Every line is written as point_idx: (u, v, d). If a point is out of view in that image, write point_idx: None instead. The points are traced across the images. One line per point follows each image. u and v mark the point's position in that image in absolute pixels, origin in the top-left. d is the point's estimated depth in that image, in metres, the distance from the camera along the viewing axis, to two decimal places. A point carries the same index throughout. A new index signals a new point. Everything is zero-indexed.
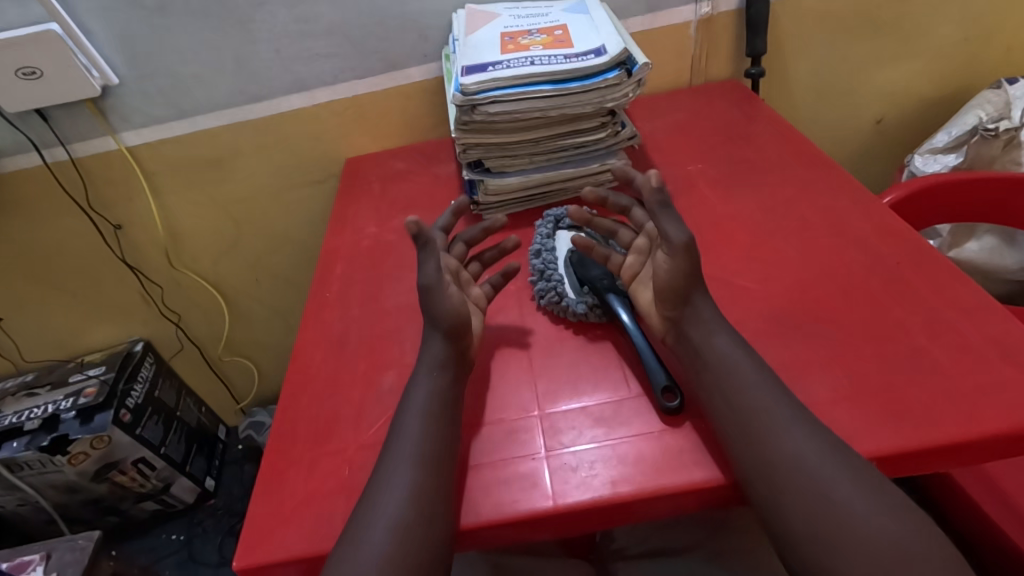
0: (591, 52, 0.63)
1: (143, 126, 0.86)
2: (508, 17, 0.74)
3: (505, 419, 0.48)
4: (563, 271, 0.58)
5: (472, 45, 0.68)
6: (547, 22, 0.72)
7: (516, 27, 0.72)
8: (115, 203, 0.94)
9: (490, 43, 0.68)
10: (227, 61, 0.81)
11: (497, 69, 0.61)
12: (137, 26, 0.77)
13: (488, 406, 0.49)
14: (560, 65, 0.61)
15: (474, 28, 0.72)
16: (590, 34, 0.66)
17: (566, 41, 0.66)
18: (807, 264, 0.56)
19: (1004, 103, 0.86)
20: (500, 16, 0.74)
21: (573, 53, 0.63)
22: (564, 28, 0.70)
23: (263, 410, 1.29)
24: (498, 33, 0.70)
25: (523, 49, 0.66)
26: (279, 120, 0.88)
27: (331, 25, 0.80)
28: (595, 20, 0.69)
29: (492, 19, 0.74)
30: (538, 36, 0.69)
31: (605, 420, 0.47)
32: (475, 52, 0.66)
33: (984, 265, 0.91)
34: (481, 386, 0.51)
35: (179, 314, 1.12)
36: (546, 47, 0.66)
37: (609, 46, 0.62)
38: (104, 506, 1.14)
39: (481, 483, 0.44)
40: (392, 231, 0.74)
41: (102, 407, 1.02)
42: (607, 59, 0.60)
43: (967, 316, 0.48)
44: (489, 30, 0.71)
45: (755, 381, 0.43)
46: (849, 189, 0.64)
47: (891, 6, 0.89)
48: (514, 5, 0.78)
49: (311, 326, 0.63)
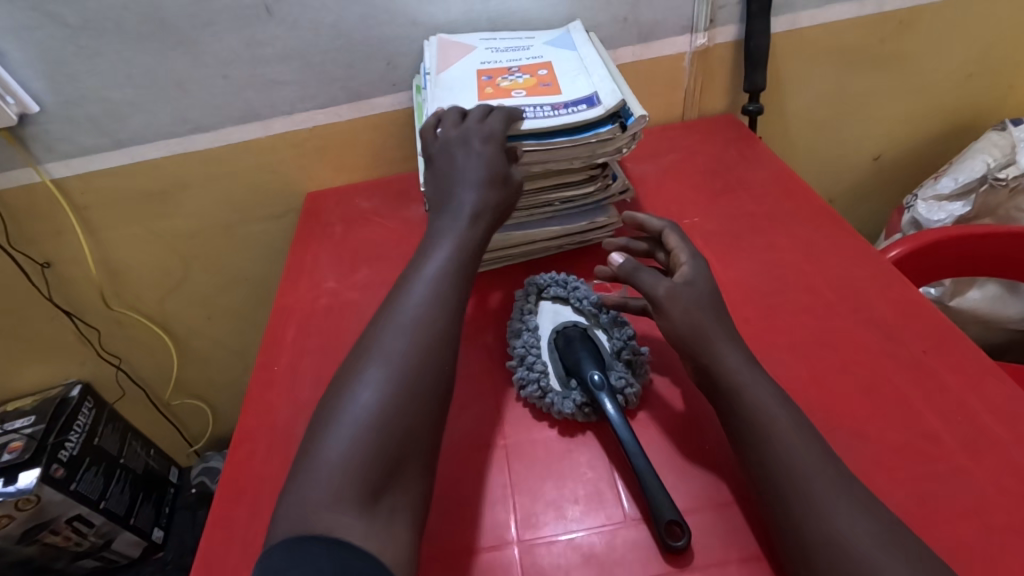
0: (581, 101, 0.56)
1: (71, 157, 0.76)
2: (485, 50, 0.67)
3: (480, 552, 0.40)
4: (548, 357, 0.50)
5: (445, 87, 0.61)
6: (528, 58, 0.65)
7: (494, 63, 0.64)
8: (42, 238, 0.83)
9: (466, 87, 0.61)
10: (168, 87, 0.72)
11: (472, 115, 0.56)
12: (60, 47, 0.67)
13: (458, 535, 0.41)
14: (546, 117, 0.55)
15: (446, 63, 0.65)
16: (578, 78, 0.59)
17: (551, 85, 0.60)
18: (821, 348, 0.50)
19: (1010, 147, 0.82)
20: (476, 50, 0.66)
21: (559, 102, 0.57)
22: (548, 67, 0.63)
23: (218, 455, 1.20)
24: (474, 71, 0.63)
25: (503, 95, 0.59)
26: (228, 151, 0.78)
27: (287, 50, 0.71)
28: (584, 59, 0.62)
29: (465, 51, 0.67)
30: (520, 77, 0.62)
31: (594, 554, 0.39)
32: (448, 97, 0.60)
33: (987, 314, 0.87)
34: (452, 501, 0.43)
35: (121, 355, 1.01)
36: (530, 92, 0.59)
37: (601, 95, 0.56)
38: (35, 566, 1.02)
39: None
40: (353, 287, 0.65)
41: (29, 464, 0.92)
42: (600, 110, 0.54)
43: (1009, 424, 0.43)
44: (464, 66, 0.64)
45: (770, 392, 0.42)
46: (863, 255, 0.58)
47: (896, 40, 0.83)
48: (489, 34, 0.70)
49: (254, 410, 0.54)
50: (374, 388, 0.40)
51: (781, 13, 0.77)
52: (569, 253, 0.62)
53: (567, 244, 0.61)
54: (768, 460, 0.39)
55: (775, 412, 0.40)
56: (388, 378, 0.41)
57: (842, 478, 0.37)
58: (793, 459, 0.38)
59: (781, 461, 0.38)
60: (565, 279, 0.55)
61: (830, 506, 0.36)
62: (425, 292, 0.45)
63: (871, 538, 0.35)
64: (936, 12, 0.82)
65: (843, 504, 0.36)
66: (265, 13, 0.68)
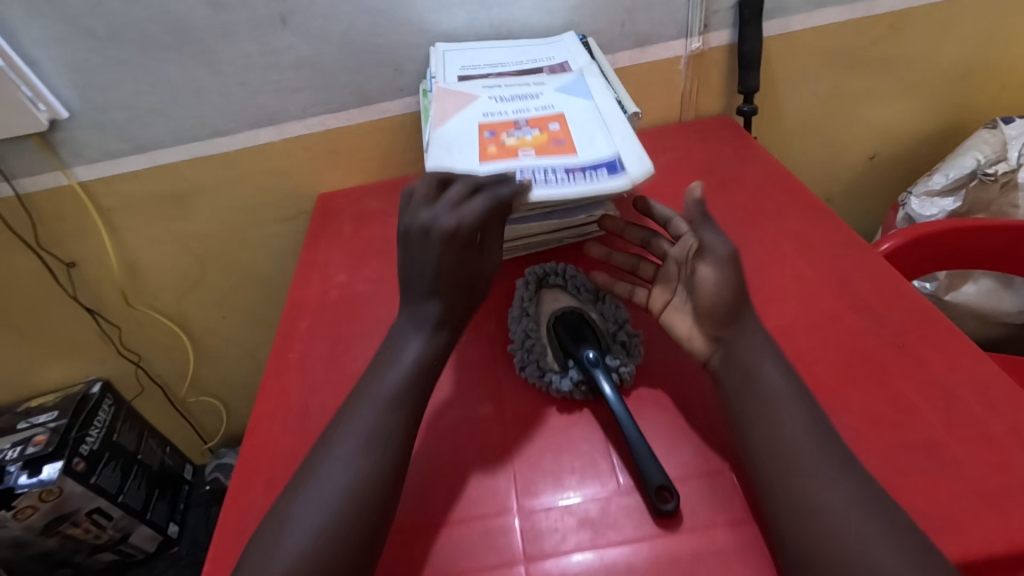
0: (601, 164, 0.58)
1: (97, 161, 0.80)
2: (489, 99, 0.67)
3: (481, 519, 0.43)
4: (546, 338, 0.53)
5: (451, 142, 0.61)
6: (537, 109, 0.65)
7: (497, 115, 0.65)
8: (67, 239, 0.87)
9: (472, 144, 0.61)
10: (188, 94, 0.76)
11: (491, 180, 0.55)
12: (88, 57, 0.71)
13: (461, 506, 0.44)
14: (566, 183, 0.56)
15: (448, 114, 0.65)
16: (593, 139, 0.61)
17: (564, 142, 0.61)
18: (809, 332, 0.52)
19: (1000, 144, 0.84)
20: (477, 99, 0.66)
21: (577, 164, 0.58)
22: (556, 121, 0.64)
23: (230, 451, 1.24)
24: (478, 124, 0.63)
25: (511, 156, 0.59)
26: (244, 154, 0.82)
27: (300, 57, 0.75)
28: (597, 114, 0.64)
29: (468, 99, 0.66)
30: (530, 132, 0.63)
31: (592, 516, 0.42)
32: (455, 154, 0.60)
33: (982, 308, 0.89)
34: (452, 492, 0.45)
35: (139, 353, 1.05)
36: (542, 152, 0.60)
37: (620, 161, 0.58)
38: (55, 560, 1.05)
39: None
40: (363, 280, 0.69)
41: (52, 457, 0.95)
42: (626, 181, 0.56)
43: (986, 398, 0.45)
44: (467, 119, 0.64)
45: (777, 370, 0.45)
46: (850, 245, 0.60)
47: (886, 43, 0.86)
48: (494, 81, 0.69)
49: (270, 394, 0.57)
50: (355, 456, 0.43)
51: (772, 17, 0.80)
52: (569, 244, 0.65)
53: (566, 236, 0.64)
54: (772, 438, 0.41)
55: (773, 395, 0.43)
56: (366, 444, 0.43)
57: (820, 455, 0.40)
58: (786, 438, 0.41)
59: (778, 439, 0.41)
60: (563, 268, 0.58)
61: (823, 517, 0.37)
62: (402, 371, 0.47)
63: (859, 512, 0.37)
64: (924, 16, 0.84)
65: (833, 478, 0.39)
66: (280, 23, 0.72)
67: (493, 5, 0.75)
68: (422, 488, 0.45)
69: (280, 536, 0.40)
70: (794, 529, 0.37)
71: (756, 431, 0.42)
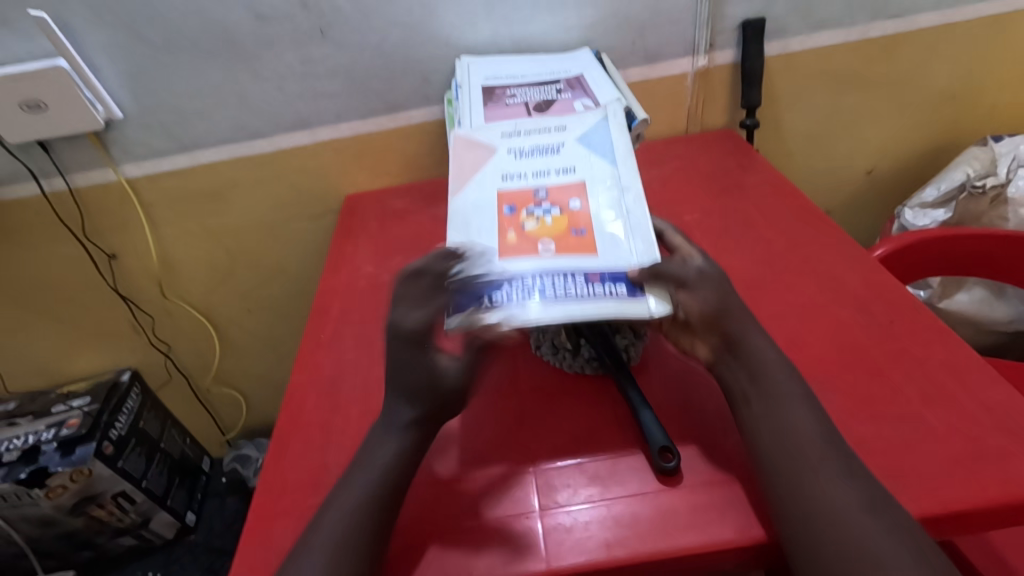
0: (620, 279, 0.50)
1: (144, 158, 0.86)
2: (507, 154, 0.62)
3: (501, 475, 0.48)
4: None
5: (461, 218, 0.56)
6: (558, 172, 0.60)
7: (516, 181, 0.59)
8: (111, 232, 0.93)
9: (485, 221, 0.56)
10: (232, 99, 0.82)
11: (493, 303, 0.49)
12: (144, 63, 0.78)
13: (483, 467, 0.49)
14: (580, 299, 0.48)
15: (463, 179, 0.61)
16: (616, 234, 0.54)
17: (585, 233, 0.54)
18: (801, 321, 0.57)
19: (990, 160, 0.89)
20: (496, 155, 0.62)
21: (596, 270, 0.51)
22: (580, 198, 0.57)
23: (250, 443, 1.26)
24: (495, 194, 0.58)
25: (528, 252, 0.53)
26: (279, 156, 0.88)
27: (336, 66, 0.81)
28: (620, 187, 0.57)
29: (486, 158, 0.62)
30: (549, 212, 0.56)
31: (598, 475, 0.47)
32: (466, 236, 0.55)
33: (976, 316, 0.92)
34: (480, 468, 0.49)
35: (169, 343, 1.10)
36: (561, 247, 0.53)
37: (643, 277, 0.50)
38: (79, 540, 1.10)
39: (446, 542, 0.44)
40: (389, 271, 0.74)
41: (84, 439, 1.00)
42: (643, 308, 0.47)
43: (962, 379, 0.49)
44: (483, 186, 0.59)
45: (781, 360, 0.49)
46: (842, 245, 0.65)
47: (881, 64, 0.91)
48: (514, 126, 0.65)
49: (304, 369, 0.62)
50: (379, 447, 0.47)
51: (774, 38, 0.86)
52: None
53: None
54: (760, 410, 0.46)
55: (771, 377, 0.47)
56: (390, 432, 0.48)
57: (805, 419, 0.45)
58: (778, 410, 0.46)
59: (770, 411, 0.46)
60: None
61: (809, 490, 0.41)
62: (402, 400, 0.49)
63: (842, 471, 0.42)
64: (918, 39, 0.90)
65: (819, 447, 0.43)
66: (319, 35, 0.79)
67: (515, 22, 0.81)
68: (444, 452, 0.50)
69: (323, 514, 0.45)
70: (784, 488, 0.42)
71: (756, 424, 0.46)
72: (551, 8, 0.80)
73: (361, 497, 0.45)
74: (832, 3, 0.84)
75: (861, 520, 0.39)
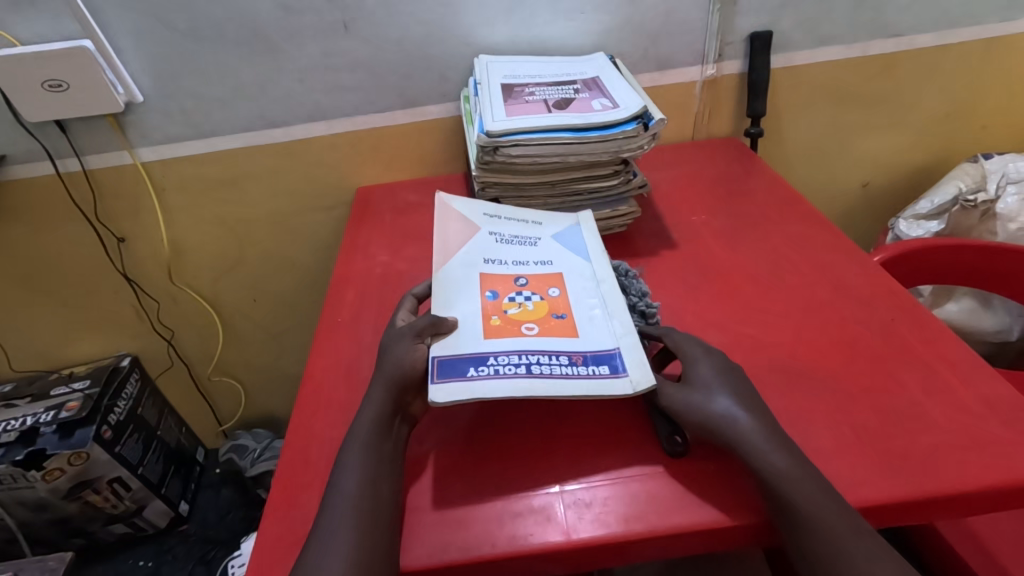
0: (602, 360, 0.51)
1: (160, 143, 0.87)
2: (490, 237, 0.65)
3: (518, 456, 0.50)
4: None
5: (447, 290, 0.58)
6: (537, 264, 0.63)
7: (495, 265, 0.62)
8: (122, 215, 0.93)
9: (470, 296, 0.57)
10: (252, 87, 0.84)
11: (481, 375, 0.48)
12: (168, 49, 0.79)
13: (499, 447, 0.51)
14: (565, 377, 0.49)
15: (447, 256, 0.62)
16: (594, 316, 0.56)
17: (565, 317, 0.56)
18: (805, 318, 0.60)
19: (981, 176, 0.93)
20: (479, 238, 0.65)
21: (578, 351, 0.52)
22: (558, 287, 0.60)
23: (247, 434, 1.25)
24: (477, 272, 0.60)
25: (513, 332, 0.54)
26: (295, 146, 0.90)
27: (356, 60, 0.83)
28: (596, 281, 0.60)
29: (468, 240, 0.65)
30: (529, 298, 0.58)
31: (594, 456, 0.50)
32: (454, 306, 0.56)
33: (965, 325, 0.96)
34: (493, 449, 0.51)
35: (171, 330, 1.10)
36: (544, 329, 0.54)
37: (624, 358, 0.51)
38: (72, 527, 1.09)
39: (457, 516, 0.46)
40: (403, 261, 0.75)
41: (83, 422, 0.99)
42: (626, 386, 0.48)
43: (959, 374, 0.52)
44: (466, 264, 0.61)
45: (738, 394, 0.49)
46: (845, 249, 0.68)
47: (879, 81, 0.95)
48: (494, 208, 0.69)
49: (322, 351, 0.63)
50: (378, 425, 0.48)
51: (780, 51, 0.90)
52: None
53: None
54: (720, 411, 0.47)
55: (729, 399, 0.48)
56: (388, 413, 0.49)
57: None
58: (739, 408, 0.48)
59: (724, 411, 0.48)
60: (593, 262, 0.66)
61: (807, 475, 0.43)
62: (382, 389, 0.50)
63: None
64: (914, 58, 0.94)
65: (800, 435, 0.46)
66: (342, 28, 0.80)
67: (532, 24, 0.84)
68: (450, 436, 0.52)
69: (340, 486, 0.46)
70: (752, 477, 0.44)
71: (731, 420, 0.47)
72: (568, 13, 0.83)
73: (378, 467, 0.46)
74: (835, 20, 0.88)
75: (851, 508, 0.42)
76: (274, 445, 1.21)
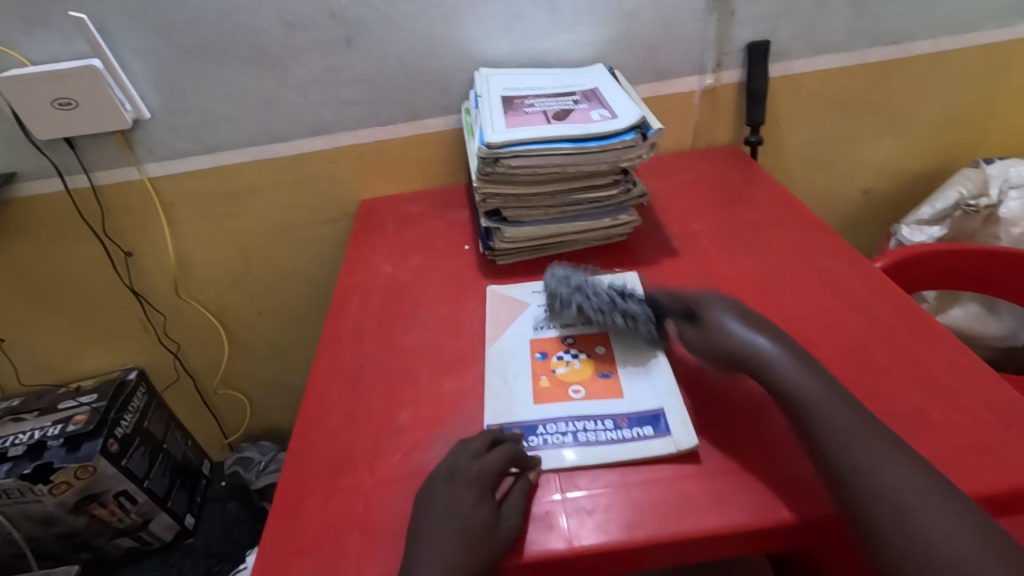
0: (645, 420, 0.52)
1: (167, 159, 0.88)
2: (539, 308, 0.67)
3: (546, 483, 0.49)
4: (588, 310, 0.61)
5: (498, 362, 0.60)
6: (583, 324, 0.64)
7: (545, 329, 0.64)
8: (130, 230, 0.95)
9: (520, 364, 0.60)
10: (257, 103, 0.85)
11: (533, 447, 0.51)
12: (174, 67, 0.81)
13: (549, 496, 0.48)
14: (611, 443, 0.51)
15: (501, 328, 0.65)
16: (638, 375, 0.57)
17: (611, 376, 0.57)
18: (803, 323, 0.60)
19: (984, 182, 0.93)
20: (528, 306, 0.67)
21: (624, 413, 0.53)
22: (604, 344, 0.61)
23: (252, 446, 1.25)
24: (527, 339, 0.63)
25: (562, 399, 0.56)
26: (299, 160, 0.91)
27: (359, 75, 0.84)
28: (640, 339, 0.61)
29: (520, 310, 0.67)
30: (577, 357, 0.60)
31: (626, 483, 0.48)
32: (505, 378, 0.58)
33: (971, 331, 0.95)
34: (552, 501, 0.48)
35: (178, 343, 1.11)
36: (589, 392, 0.56)
37: (669, 418, 0.52)
38: (78, 540, 1.10)
39: None
40: (406, 271, 0.76)
41: (91, 436, 1.00)
42: (669, 445, 0.50)
43: (962, 379, 0.52)
44: (517, 333, 0.64)
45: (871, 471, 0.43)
46: (846, 255, 0.68)
47: (878, 88, 0.96)
48: (542, 281, 0.71)
49: (325, 361, 0.64)
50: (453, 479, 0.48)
51: (777, 60, 0.90)
52: (595, 246, 0.76)
53: (594, 239, 0.75)
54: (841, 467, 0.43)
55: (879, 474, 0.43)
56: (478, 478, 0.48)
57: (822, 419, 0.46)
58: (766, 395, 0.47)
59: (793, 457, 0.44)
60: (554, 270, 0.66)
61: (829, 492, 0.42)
62: (489, 457, 0.49)
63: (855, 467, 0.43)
64: (912, 66, 0.94)
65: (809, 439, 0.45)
66: (345, 44, 0.82)
67: (531, 38, 0.85)
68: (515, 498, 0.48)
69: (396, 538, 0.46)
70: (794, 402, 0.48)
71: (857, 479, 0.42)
72: (567, 26, 0.84)
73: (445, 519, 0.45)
74: (833, 28, 0.89)
75: (882, 501, 0.41)
76: (279, 458, 1.22)
